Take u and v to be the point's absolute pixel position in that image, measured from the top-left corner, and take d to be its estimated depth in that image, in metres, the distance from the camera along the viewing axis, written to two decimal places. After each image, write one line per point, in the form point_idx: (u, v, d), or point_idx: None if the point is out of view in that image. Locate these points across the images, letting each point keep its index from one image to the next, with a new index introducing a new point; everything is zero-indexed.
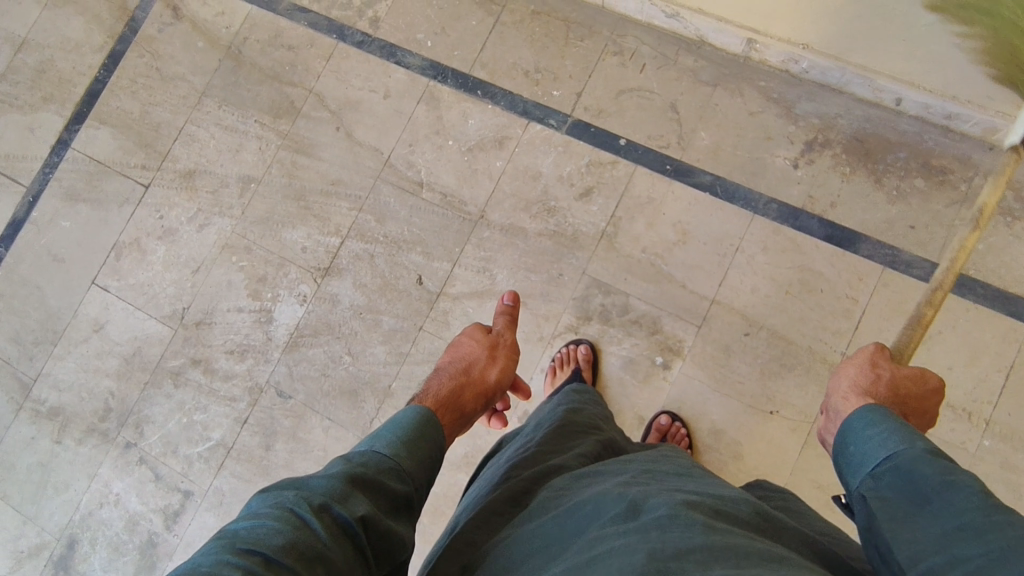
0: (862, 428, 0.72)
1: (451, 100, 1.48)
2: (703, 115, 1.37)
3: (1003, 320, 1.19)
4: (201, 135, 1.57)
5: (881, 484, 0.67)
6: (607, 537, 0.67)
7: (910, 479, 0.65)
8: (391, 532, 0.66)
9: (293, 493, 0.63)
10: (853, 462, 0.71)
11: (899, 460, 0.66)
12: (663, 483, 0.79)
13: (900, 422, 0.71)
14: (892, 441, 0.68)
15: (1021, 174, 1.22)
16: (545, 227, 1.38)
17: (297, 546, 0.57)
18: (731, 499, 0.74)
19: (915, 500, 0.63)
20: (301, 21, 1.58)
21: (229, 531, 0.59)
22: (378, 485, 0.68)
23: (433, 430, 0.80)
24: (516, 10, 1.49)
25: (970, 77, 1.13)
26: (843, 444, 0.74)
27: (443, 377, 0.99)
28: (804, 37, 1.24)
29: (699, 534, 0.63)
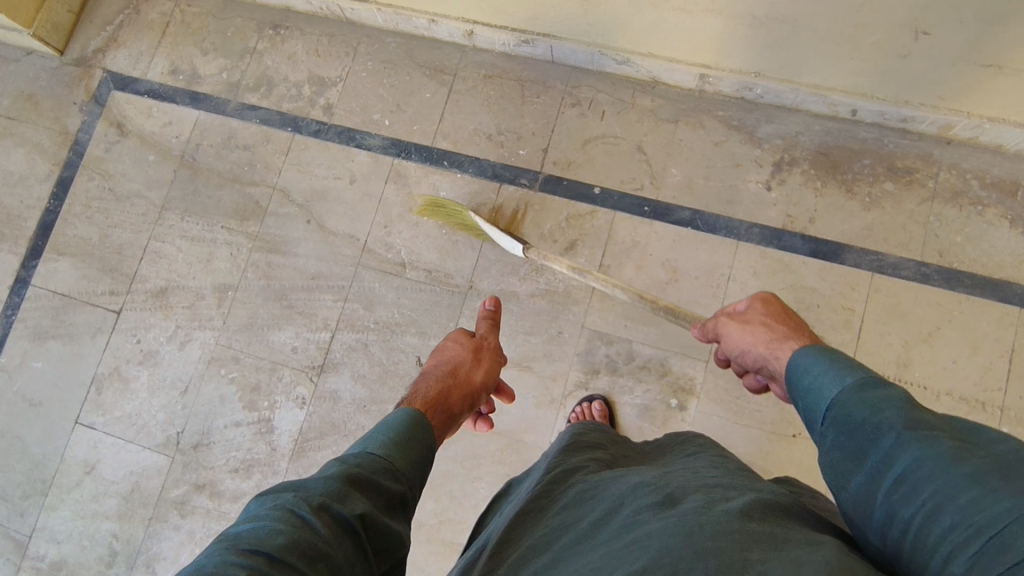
0: (801, 380, 0.69)
1: (419, 174, 1.47)
2: (669, 152, 1.39)
3: (995, 307, 1.22)
4: (168, 250, 1.53)
5: (827, 442, 0.63)
6: (643, 522, 0.64)
7: (846, 427, 0.61)
8: (392, 532, 0.63)
9: (291, 495, 0.59)
10: (806, 420, 0.67)
11: (836, 411, 0.63)
12: (695, 475, 0.76)
13: (828, 357, 0.68)
14: (826, 386, 0.65)
15: (982, 163, 1.27)
16: (535, 287, 1.37)
17: (299, 544, 0.54)
18: (768, 488, 0.71)
19: (856, 456, 0.60)
20: (253, 118, 1.56)
21: (230, 538, 0.55)
22: (375, 484, 0.65)
23: (423, 429, 0.76)
24: (468, 76, 1.49)
25: (920, 83, 1.17)
26: (794, 400, 0.71)
27: (428, 381, 0.94)
28: (754, 66, 1.27)
29: (736, 519, 0.60)
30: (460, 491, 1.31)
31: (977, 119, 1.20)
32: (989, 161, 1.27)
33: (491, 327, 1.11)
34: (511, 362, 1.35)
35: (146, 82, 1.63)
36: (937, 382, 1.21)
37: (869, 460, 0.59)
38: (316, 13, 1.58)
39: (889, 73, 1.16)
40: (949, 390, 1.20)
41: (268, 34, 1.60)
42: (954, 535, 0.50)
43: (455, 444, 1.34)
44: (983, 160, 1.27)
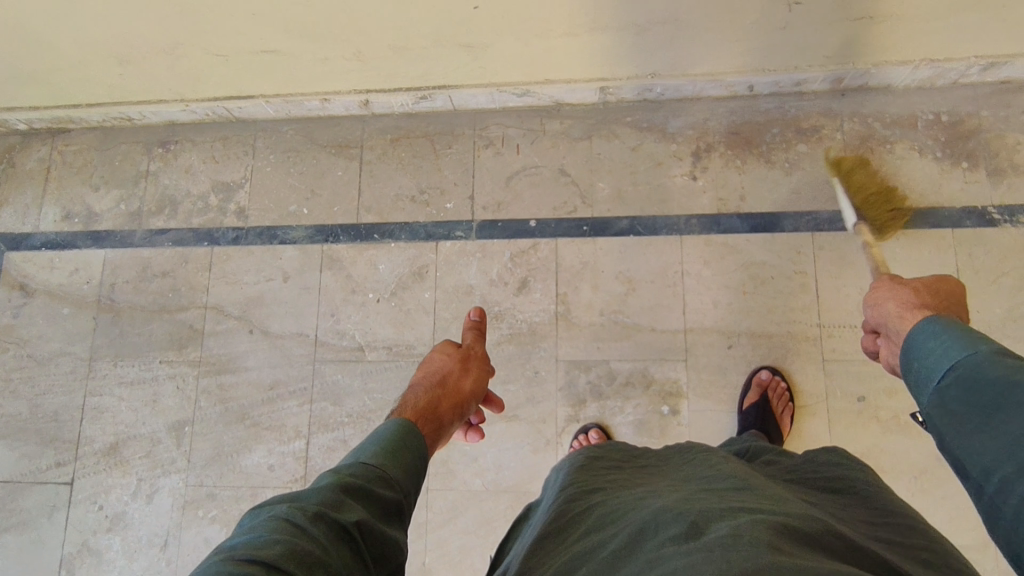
0: (924, 344, 0.69)
1: (351, 254, 1.42)
2: (591, 167, 1.39)
3: (931, 234, 1.26)
4: (108, 403, 1.42)
5: (948, 397, 0.64)
6: (667, 555, 0.57)
7: (973, 384, 0.61)
8: (389, 539, 0.62)
9: (285, 506, 0.58)
10: (921, 380, 0.68)
11: (963, 368, 0.64)
12: (719, 500, 0.67)
13: (961, 330, 0.67)
14: (955, 351, 0.65)
15: (878, 105, 1.33)
16: (499, 334, 1.34)
17: (297, 551, 0.52)
18: (800, 515, 0.63)
19: (980, 407, 0.60)
20: (165, 242, 1.48)
21: (222, 550, 0.53)
22: (369, 492, 0.64)
23: (415, 439, 0.77)
24: (374, 144, 1.47)
25: (804, 47, 1.21)
26: (909, 363, 0.71)
27: (418, 391, 0.93)
28: (649, 68, 1.29)
29: (766, 552, 0.52)
30: (483, 563, 1.25)
31: (862, 67, 1.26)
32: (883, 102, 1.33)
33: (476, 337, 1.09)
34: (497, 416, 1.31)
35: (40, 234, 1.53)
36: None
37: (993, 410, 0.59)
38: (202, 120, 1.52)
39: (774, 46, 1.20)
40: None
41: (159, 153, 1.53)
42: None
43: (464, 516, 1.28)
44: (878, 102, 1.33)
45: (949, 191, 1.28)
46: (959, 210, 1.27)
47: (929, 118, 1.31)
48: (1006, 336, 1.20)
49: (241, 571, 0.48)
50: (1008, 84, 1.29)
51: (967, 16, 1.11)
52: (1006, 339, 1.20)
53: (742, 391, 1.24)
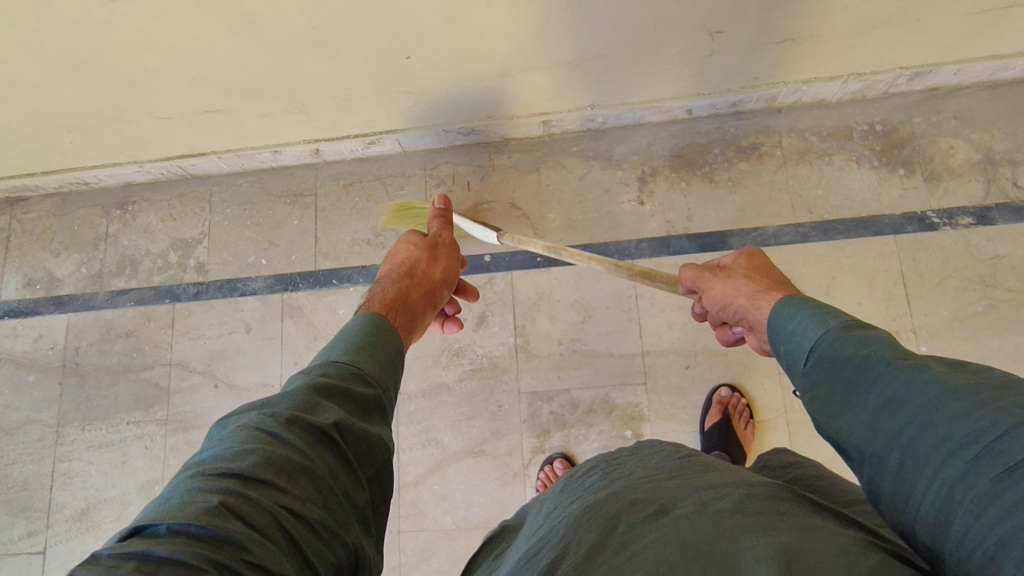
0: (784, 325, 0.71)
1: (311, 301, 1.43)
2: (541, 199, 1.42)
3: (873, 241, 1.29)
4: (77, 467, 1.41)
5: (813, 380, 0.64)
6: (641, 532, 0.61)
7: (831, 364, 0.62)
8: (368, 433, 0.68)
9: (256, 415, 0.64)
10: (791, 361, 0.69)
11: (822, 349, 0.64)
12: (687, 480, 0.71)
13: (811, 305, 0.71)
14: (811, 330, 0.67)
15: (814, 120, 1.36)
16: (461, 370, 1.35)
17: (274, 459, 0.57)
18: (757, 482, 0.68)
19: (843, 387, 0.60)
20: (127, 302, 1.49)
21: (198, 464, 0.58)
22: (343, 393, 0.70)
23: (382, 332, 0.85)
24: (327, 191, 1.49)
25: (734, 71, 1.24)
26: (777, 347, 0.73)
27: (386, 283, 1.02)
28: (588, 100, 1.31)
29: (727, 518, 0.58)
30: None
31: (794, 85, 1.29)
32: (819, 116, 1.36)
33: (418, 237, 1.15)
34: (463, 452, 1.31)
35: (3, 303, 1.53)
36: None
37: (855, 389, 0.58)
38: (158, 179, 1.54)
39: (704, 71, 1.23)
40: None
41: (117, 214, 1.55)
42: (947, 444, 0.48)
43: (436, 556, 1.28)
44: (814, 117, 1.36)
45: (888, 199, 1.31)
46: (899, 216, 1.30)
47: (864, 129, 1.34)
48: (953, 337, 1.23)
49: (220, 483, 0.53)
50: (937, 90, 1.33)
51: (884, 32, 1.14)
52: (954, 340, 1.22)
53: (703, 410, 1.25)
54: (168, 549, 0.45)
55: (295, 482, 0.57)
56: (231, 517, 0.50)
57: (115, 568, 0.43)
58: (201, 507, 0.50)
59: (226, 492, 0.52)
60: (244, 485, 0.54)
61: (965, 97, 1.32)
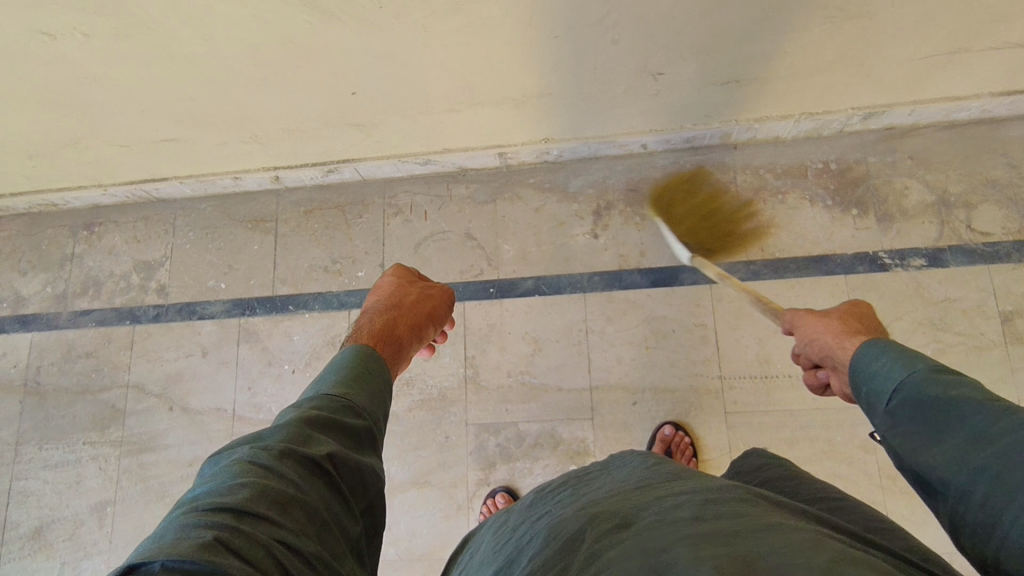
0: (866, 364, 0.73)
1: (267, 326, 1.45)
2: (496, 230, 1.42)
3: (825, 281, 1.28)
4: (33, 486, 1.43)
5: (897, 418, 0.67)
6: (605, 548, 0.57)
7: (919, 404, 0.65)
8: (360, 465, 0.68)
9: (248, 448, 0.62)
10: (869, 403, 0.72)
11: (907, 389, 0.67)
12: (651, 493, 0.68)
13: (897, 347, 0.72)
14: (895, 372, 0.69)
15: (769, 157, 1.36)
16: (410, 400, 1.36)
17: (269, 492, 0.56)
18: (720, 488, 0.66)
19: (933, 427, 0.63)
20: (90, 322, 1.52)
21: (189, 501, 0.56)
22: (337, 424, 0.70)
23: (368, 362, 0.84)
24: (288, 217, 1.50)
25: (683, 108, 1.24)
26: (858, 388, 0.74)
27: (372, 314, 1.01)
28: (541, 134, 1.32)
29: (688, 525, 0.57)
30: None
31: (746, 123, 1.30)
32: (774, 154, 1.36)
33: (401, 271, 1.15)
34: (409, 483, 1.31)
35: None
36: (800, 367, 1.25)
37: (948, 429, 0.61)
38: (124, 202, 1.56)
39: (654, 109, 1.24)
40: None
41: (83, 236, 1.57)
42: None
43: None
44: (769, 154, 1.36)
45: (840, 238, 1.30)
46: (851, 256, 1.29)
47: (818, 167, 1.34)
48: None
49: (211, 519, 0.52)
50: (893, 130, 1.33)
51: (828, 74, 1.14)
52: None
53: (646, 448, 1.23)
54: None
55: (291, 516, 0.55)
56: (226, 553, 0.49)
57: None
58: (195, 542, 0.48)
59: (219, 527, 0.50)
60: (238, 520, 0.52)
61: (922, 138, 1.32)
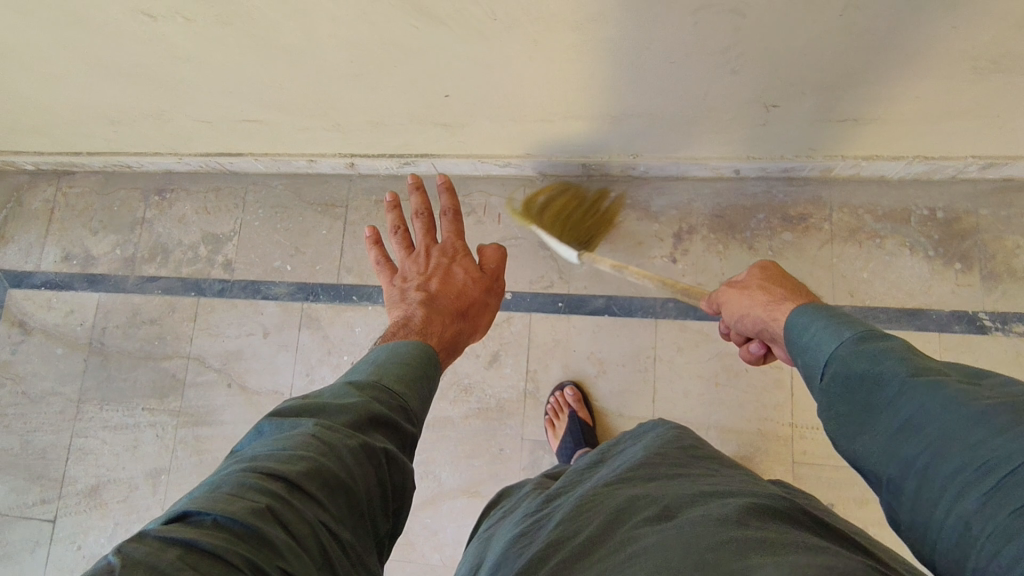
0: (797, 339, 0.72)
1: (330, 315, 1.44)
2: (571, 242, 1.38)
3: (915, 336, 1.21)
4: (92, 445, 1.47)
5: (827, 393, 0.66)
6: (641, 536, 0.68)
7: (845, 380, 0.63)
8: (404, 467, 0.65)
9: (310, 423, 0.60)
10: (807, 374, 0.70)
11: (834, 364, 0.65)
12: (686, 487, 0.78)
13: (823, 315, 0.71)
14: (822, 343, 0.68)
15: (870, 196, 1.28)
16: (468, 407, 1.34)
17: (321, 472, 0.54)
18: (766, 496, 0.74)
19: (860, 406, 0.61)
20: (156, 289, 1.53)
21: (249, 458, 0.56)
22: (393, 423, 0.67)
23: (428, 365, 0.79)
24: (360, 205, 1.48)
25: (789, 139, 1.16)
26: (794, 360, 0.74)
27: (440, 315, 0.90)
28: (631, 150, 1.26)
29: (732, 527, 0.64)
30: None
31: (852, 160, 1.21)
32: (875, 193, 1.28)
33: (457, 228, 1.03)
34: (459, 490, 1.31)
35: (41, 274, 1.59)
36: None
37: (874, 410, 0.60)
38: (197, 171, 1.55)
39: (756, 138, 1.17)
40: None
41: (154, 201, 1.57)
42: (962, 476, 0.51)
43: None
44: (870, 193, 1.28)
45: (938, 293, 1.23)
46: (947, 313, 1.22)
47: (923, 214, 1.25)
48: None
49: (263, 487, 0.51)
50: (1011, 182, 1.23)
51: (956, 122, 1.05)
52: None
53: None
54: (214, 539, 0.45)
55: (336, 501, 0.55)
56: (271, 523, 0.49)
57: (162, 553, 0.43)
58: (248, 506, 0.49)
59: (270, 499, 0.50)
60: (291, 490, 0.52)
61: None
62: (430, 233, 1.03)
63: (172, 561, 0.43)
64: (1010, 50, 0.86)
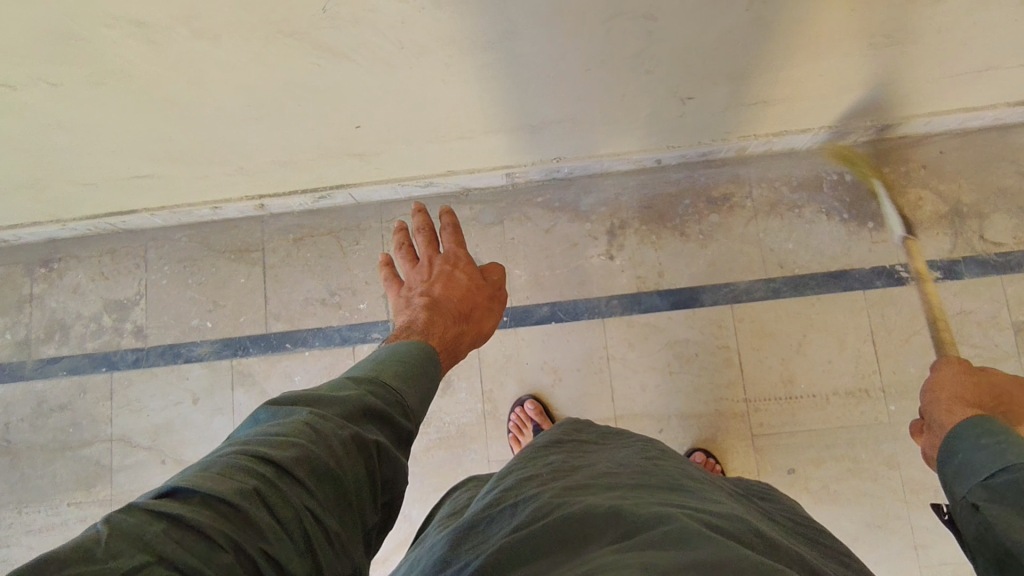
0: (972, 441, 0.74)
1: (264, 368, 1.35)
2: (506, 254, 1.35)
3: (844, 297, 1.27)
4: (15, 555, 1.31)
5: (993, 494, 0.67)
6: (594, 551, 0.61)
7: (1018, 485, 0.64)
8: (397, 461, 0.59)
9: (304, 410, 0.55)
10: (965, 473, 0.72)
11: (1011, 470, 0.66)
12: (649, 496, 0.72)
13: (1011, 435, 0.72)
14: (1005, 454, 0.69)
15: (783, 168, 1.33)
16: (428, 439, 1.30)
17: (312, 459, 0.49)
18: (729, 515, 0.67)
19: (1020, 506, 0.62)
20: (60, 371, 1.38)
21: (239, 442, 0.51)
22: (390, 418, 0.61)
23: (428, 365, 0.74)
24: (277, 246, 1.39)
25: (705, 126, 1.18)
26: (953, 459, 0.76)
27: (444, 316, 0.87)
28: (553, 154, 1.24)
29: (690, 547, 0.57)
30: None
31: (764, 138, 1.25)
32: (789, 165, 1.33)
33: (458, 239, 1.00)
34: None
35: None
36: (822, 387, 1.25)
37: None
38: (86, 234, 1.41)
39: (674, 128, 1.18)
40: (834, 390, 1.24)
41: (41, 274, 1.41)
42: None
43: None
44: (784, 166, 1.33)
45: (858, 252, 1.29)
46: (869, 270, 1.28)
47: (834, 179, 1.31)
48: None
49: (251, 472, 0.46)
50: (906, 138, 1.30)
51: (856, 93, 1.10)
52: None
53: None
54: (201, 519, 0.41)
55: (325, 489, 0.49)
56: (257, 505, 0.44)
57: (143, 531, 0.39)
58: (235, 489, 0.44)
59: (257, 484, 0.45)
60: (279, 475, 0.47)
61: (935, 145, 1.30)
62: (433, 245, 1.00)
63: (151, 535, 0.39)
64: (902, 25, 0.90)
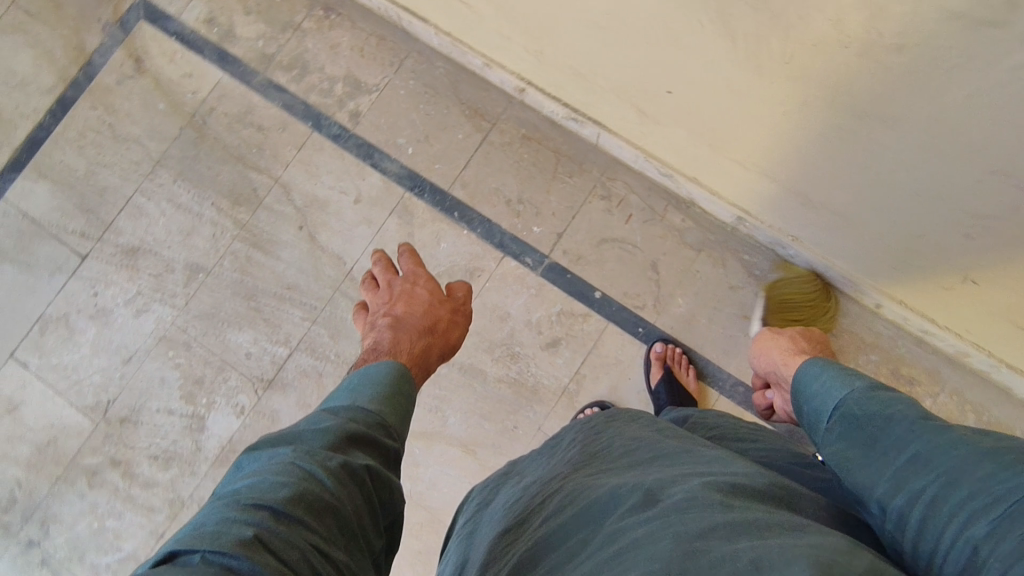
0: (811, 386, 0.79)
1: (425, 217, 1.39)
2: (682, 280, 1.32)
3: None
4: (150, 210, 1.45)
5: (834, 434, 0.70)
6: (624, 527, 0.56)
7: (856, 419, 0.68)
8: (389, 484, 0.62)
9: (290, 450, 0.57)
10: (813, 421, 0.76)
11: (846, 407, 0.71)
12: (668, 466, 0.66)
13: (837, 368, 0.79)
14: (836, 390, 0.74)
15: (985, 398, 1.22)
16: (505, 373, 1.32)
17: (305, 496, 0.51)
18: (743, 472, 0.62)
19: (865, 442, 0.65)
20: (277, 100, 1.47)
21: (230, 493, 0.52)
22: (372, 441, 0.63)
23: (405, 383, 0.75)
24: (507, 130, 1.40)
25: (953, 310, 1.09)
26: (802, 407, 0.80)
27: (408, 333, 0.88)
28: (795, 230, 1.18)
29: (718, 511, 0.53)
30: None
31: (997, 361, 1.13)
32: (991, 399, 1.22)
33: (417, 262, 1.03)
34: (457, 441, 1.31)
35: (178, 23, 1.52)
36: None
37: (877, 444, 0.64)
38: (372, 9, 1.46)
39: (924, 291, 1.10)
40: None
41: (318, 15, 1.49)
42: (970, 505, 0.53)
43: None
44: (987, 396, 1.22)
45: None
46: None
47: None
48: None
49: (251, 521, 0.48)
50: None
51: None
52: None
53: None
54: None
55: (325, 522, 0.51)
56: (264, 551, 0.46)
57: None
58: (236, 538, 0.45)
59: (258, 530, 0.47)
60: (276, 518, 0.49)
61: None
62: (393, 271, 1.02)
63: None
64: None
